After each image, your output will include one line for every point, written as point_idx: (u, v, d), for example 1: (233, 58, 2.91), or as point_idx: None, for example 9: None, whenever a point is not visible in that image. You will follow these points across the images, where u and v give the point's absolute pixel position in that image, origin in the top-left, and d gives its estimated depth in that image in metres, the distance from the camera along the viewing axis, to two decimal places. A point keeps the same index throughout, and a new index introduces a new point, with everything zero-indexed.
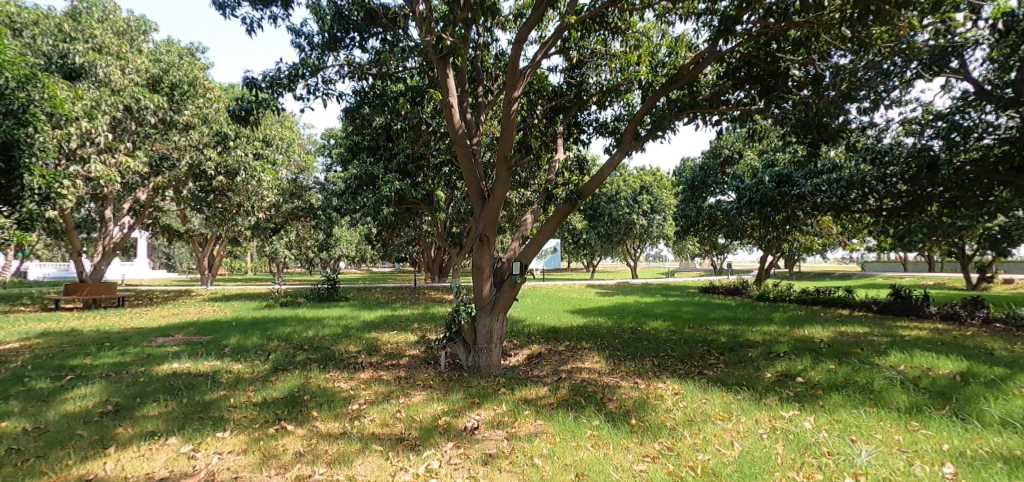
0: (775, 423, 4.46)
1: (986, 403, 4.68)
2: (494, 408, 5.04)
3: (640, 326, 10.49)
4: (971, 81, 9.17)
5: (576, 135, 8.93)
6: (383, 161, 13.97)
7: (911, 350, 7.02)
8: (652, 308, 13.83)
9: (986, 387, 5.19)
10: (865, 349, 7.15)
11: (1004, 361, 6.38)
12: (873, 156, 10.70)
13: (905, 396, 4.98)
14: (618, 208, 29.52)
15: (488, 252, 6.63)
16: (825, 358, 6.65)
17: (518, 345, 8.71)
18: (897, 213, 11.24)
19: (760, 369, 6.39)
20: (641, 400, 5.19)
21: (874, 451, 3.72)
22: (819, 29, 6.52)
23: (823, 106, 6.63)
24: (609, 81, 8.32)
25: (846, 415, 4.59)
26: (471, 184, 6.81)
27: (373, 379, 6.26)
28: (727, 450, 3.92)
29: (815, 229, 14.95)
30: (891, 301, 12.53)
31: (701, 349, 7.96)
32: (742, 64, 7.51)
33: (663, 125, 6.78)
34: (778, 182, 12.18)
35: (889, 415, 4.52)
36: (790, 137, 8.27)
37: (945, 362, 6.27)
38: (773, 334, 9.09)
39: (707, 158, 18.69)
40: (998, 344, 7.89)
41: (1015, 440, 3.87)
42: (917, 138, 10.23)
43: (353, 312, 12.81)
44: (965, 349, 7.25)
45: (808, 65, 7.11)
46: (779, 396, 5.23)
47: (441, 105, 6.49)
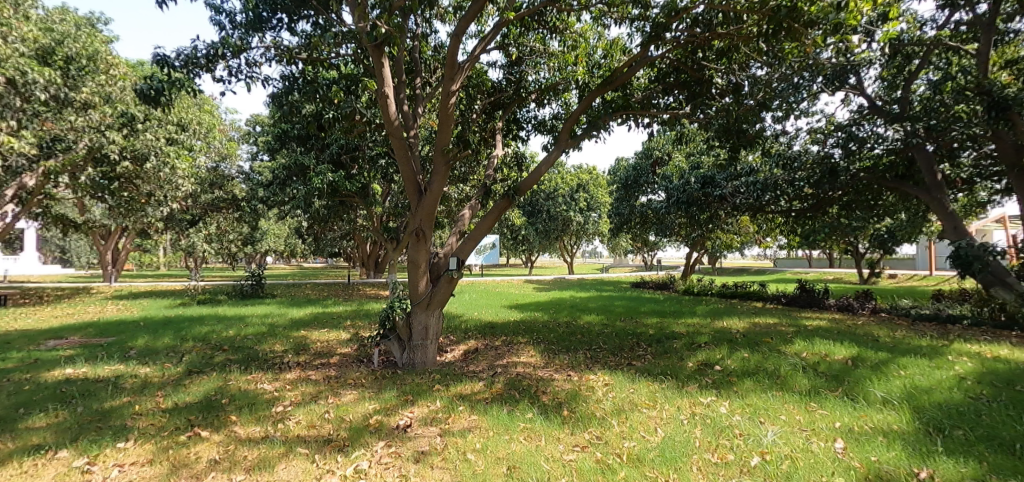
0: (695, 409, 4.76)
1: (872, 384, 5.27)
2: (428, 405, 4.99)
3: (575, 320, 10.78)
4: (866, 96, 10.25)
5: (515, 131, 9.05)
6: (314, 151, 13.37)
7: (814, 338, 7.73)
8: (586, 302, 14.27)
9: (872, 370, 5.83)
10: (775, 338, 7.81)
11: (887, 346, 7.20)
12: (783, 162, 11.68)
13: (806, 380, 5.49)
14: (556, 205, 30.13)
15: (425, 247, 6.52)
16: (740, 347, 7.19)
17: (455, 341, 8.67)
18: (804, 214, 12.42)
19: (684, 358, 6.80)
20: (573, 392, 5.35)
21: (779, 431, 4.08)
22: (739, 40, 6.90)
23: (742, 113, 7.17)
24: (548, 79, 8.48)
25: (756, 398, 4.98)
26: (406, 178, 6.63)
27: (299, 380, 5.98)
28: (651, 436, 4.13)
29: (736, 228, 16.07)
30: (797, 294, 13.76)
31: (631, 341, 8.32)
32: (671, 70, 7.93)
33: (598, 125, 7.01)
34: (702, 183, 13.06)
35: (793, 398, 4.96)
36: (714, 141, 8.81)
37: (840, 348, 6.98)
38: (696, 326, 9.68)
39: (640, 158, 19.53)
40: (884, 331, 8.86)
41: (892, 416, 4.37)
42: (821, 146, 11.22)
43: (280, 310, 12.16)
44: (856, 337, 8.09)
45: (730, 74, 7.54)
46: (699, 384, 5.59)
47: (376, 95, 6.26)
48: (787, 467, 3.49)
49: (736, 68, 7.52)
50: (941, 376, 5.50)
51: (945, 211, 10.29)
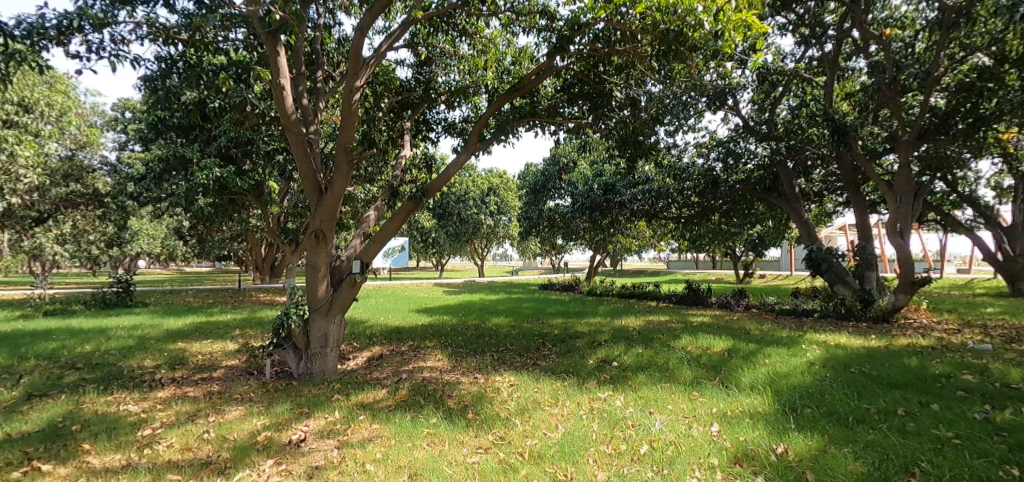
0: (593, 404, 5.01)
1: (743, 372, 5.91)
2: (326, 416, 4.72)
3: (483, 322, 10.83)
4: (742, 116, 11.52)
5: (425, 132, 8.94)
6: (198, 143, 12.09)
7: (698, 333, 8.50)
8: (495, 304, 14.42)
9: (743, 359, 6.55)
10: (666, 334, 8.47)
11: (756, 338, 8.14)
12: (675, 173, 12.75)
13: (690, 371, 6.01)
14: (467, 208, 30.14)
15: (326, 250, 6.17)
16: (636, 344, 7.70)
17: (358, 347, 8.31)
18: (691, 220, 13.66)
19: (585, 356, 7.12)
20: (479, 394, 5.37)
21: (666, 420, 4.42)
22: (634, 58, 7.39)
23: (638, 126, 7.73)
24: (458, 82, 8.47)
25: (648, 391, 5.36)
26: (305, 176, 6.21)
27: (174, 398, 5.35)
28: (552, 433, 4.27)
29: (634, 232, 17.20)
30: (685, 293, 15.05)
31: (537, 341, 8.56)
32: (575, 81, 8.32)
33: (507, 130, 7.13)
34: (604, 190, 13.94)
35: (679, 388, 5.41)
36: (614, 151, 9.38)
37: (720, 341, 7.74)
38: (597, 324, 10.20)
39: (548, 164, 20.20)
40: (755, 325, 9.99)
41: (758, 400, 4.93)
42: (706, 159, 12.41)
43: (153, 320, 10.80)
44: (733, 331, 9.03)
45: (628, 89, 8.03)
46: (598, 380, 5.88)
47: (271, 86, 5.78)
48: (672, 452, 3.79)
49: (633, 83, 8.02)
50: (797, 362, 6.32)
51: (802, 219, 11.87)
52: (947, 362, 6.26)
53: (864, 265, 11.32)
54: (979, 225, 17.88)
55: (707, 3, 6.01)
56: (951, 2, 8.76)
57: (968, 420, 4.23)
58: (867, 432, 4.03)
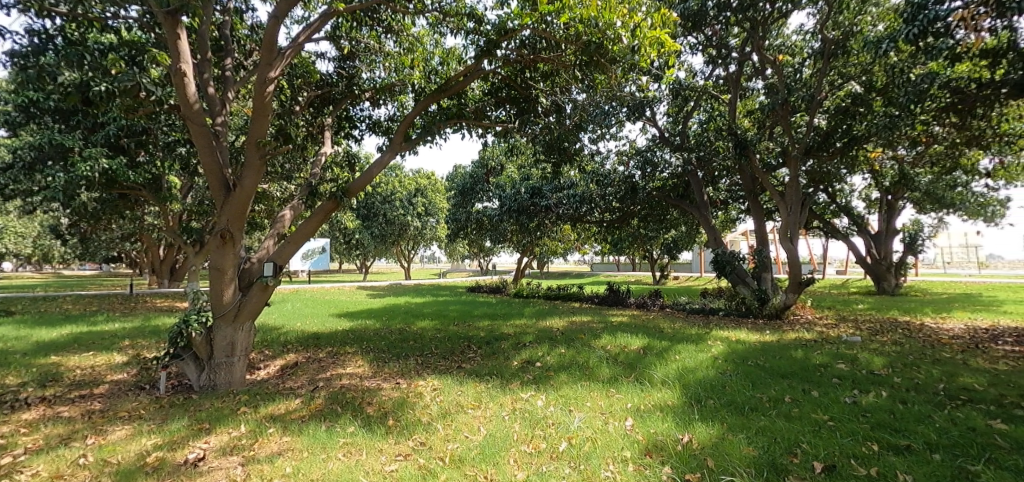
0: (515, 405, 5.07)
1: (656, 368, 6.27)
2: (230, 432, 4.37)
3: (408, 326, 10.60)
4: (658, 128, 12.24)
5: (348, 129, 8.62)
6: (81, 130, 10.75)
7: (618, 332, 8.90)
8: (421, 307, 14.16)
9: (657, 356, 6.95)
10: (587, 334, 8.78)
11: (669, 336, 8.67)
12: (597, 179, 13.28)
13: (608, 369, 6.28)
14: (392, 209, 29.33)
15: (234, 251, 5.72)
16: (559, 344, 7.90)
17: (270, 355, 7.79)
18: (612, 224, 14.29)
19: (509, 358, 7.19)
20: (400, 400, 5.23)
21: (584, 417, 4.58)
22: (558, 66, 7.59)
23: (562, 133, 7.98)
24: (383, 79, 8.24)
25: (568, 389, 5.53)
26: (209, 171, 5.71)
27: (44, 419, 4.70)
28: (474, 435, 4.26)
29: (559, 236, 17.65)
30: (606, 294, 15.69)
31: (462, 344, 8.51)
32: (502, 85, 8.40)
33: (432, 131, 7.03)
34: (531, 194, 14.22)
35: (597, 386, 5.62)
36: (540, 155, 9.58)
37: (636, 339, 8.16)
38: (523, 326, 10.35)
39: (476, 167, 20.25)
40: (668, 324, 10.64)
41: (668, 394, 5.25)
42: (626, 166, 13.05)
43: (21, 331, 9.42)
44: (648, 329, 9.54)
45: (553, 96, 8.22)
46: (521, 381, 5.96)
47: (171, 72, 5.26)
48: (588, 448, 3.94)
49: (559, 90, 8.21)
50: (703, 358, 6.80)
51: (710, 225, 12.81)
52: (826, 353, 7.04)
53: (761, 266, 12.38)
54: (853, 232, 20.28)
55: (625, 18, 6.32)
56: (830, 35, 9.92)
57: (841, 404, 4.79)
58: (760, 419, 4.43)
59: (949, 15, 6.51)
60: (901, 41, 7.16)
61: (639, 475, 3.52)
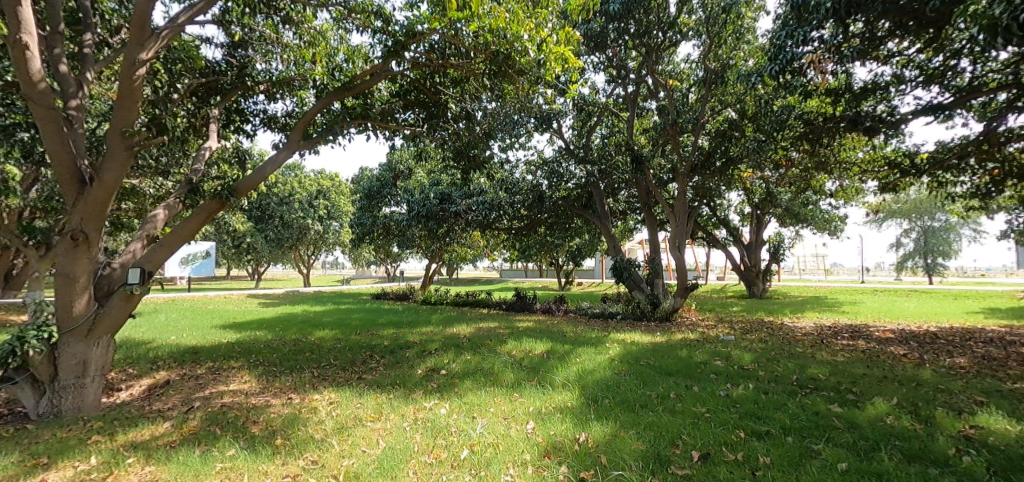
0: (417, 414, 4.95)
1: (557, 371, 6.48)
2: (76, 465, 3.77)
3: (305, 337, 9.92)
4: (564, 140, 12.78)
5: (239, 123, 7.94)
6: None
7: (523, 337, 9.07)
8: (319, 316, 13.33)
9: (559, 359, 7.20)
10: (494, 340, 8.84)
11: (571, 340, 9.03)
12: (506, 187, 13.50)
13: (512, 374, 6.37)
14: (290, 211, 27.37)
15: (90, 255, 4.96)
16: (465, 351, 7.87)
17: (136, 374, 6.86)
18: (520, 231, 14.63)
19: (414, 366, 7.02)
20: (291, 416, 4.87)
21: (486, 423, 4.59)
22: (467, 73, 7.59)
23: (472, 140, 8.05)
24: (281, 72, 7.70)
25: (472, 396, 5.52)
26: (58, 163, 4.89)
27: None
28: (371, 449, 4.09)
29: (468, 242, 17.65)
30: (513, 300, 15.94)
31: (364, 354, 8.14)
32: (411, 88, 8.26)
33: (335, 131, 6.67)
34: (440, 200, 14.07)
35: (500, 391, 5.68)
36: (449, 161, 9.54)
37: (540, 344, 8.38)
38: (429, 334, 10.15)
39: (384, 170, 19.59)
40: (571, 328, 11.07)
41: (567, 395, 5.45)
42: (533, 176, 13.43)
43: None
44: (552, 334, 9.85)
45: (462, 103, 8.21)
46: (425, 389, 5.84)
47: (8, 42, 4.41)
48: (489, 453, 3.96)
49: (471, 97, 8.21)
50: (601, 359, 7.18)
51: (610, 234, 13.60)
52: (707, 352, 7.77)
53: (654, 272, 13.37)
54: (730, 242, 22.63)
55: (532, 32, 6.54)
56: (712, 66, 11.08)
57: (716, 396, 5.31)
58: (648, 415, 4.77)
59: (802, 57, 7.56)
60: (766, 76, 8.18)
61: (537, 476, 3.60)
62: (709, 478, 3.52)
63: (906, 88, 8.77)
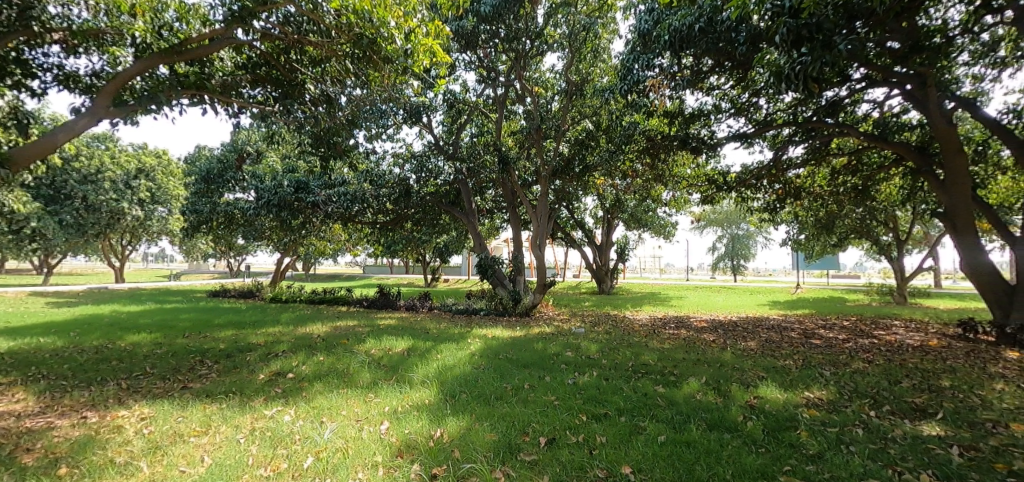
0: (255, 424, 4.47)
1: (417, 369, 6.37)
2: None
3: (114, 342, 8.33)
4: (432, 135, 12.62)
5: (21, 78, 6.37)
6: None
7: (383, 335, 8.75)
8: (137, 318, 11.32)
9: (419, 357, 7.09)
10: (351, 339, 8.39)
11: (433, 336, 8.96)
12: (370, 179, 12.90)
13: (368, 373, 6.10)
14: (99, 192, 22.78)
15: None
16: (317, 352, 7.33)
17: None
18: (385, 226, 14.15)
19: (255, 371, 6.32)
20: (86, 439, 4.04)
21: (336, 427, 4.33)
22: (329, 54, 7.05)
23: (332, 126, 7.50)
24: (86, 22, 6.36)
25: (321, 399, 5.15)
26: None
27: None
28: (193, 468, 3.59)
29: (328, 236, 16.51)
30: (376, 297, 15.33)
31: (193, 359, 7.10)
32: (262, 62, 7.43)
33: (158, 100, 5.69)
34: (295, 188, 12.91)
35: (354, 392, 5.39)
36: (306, 146, 8.79)
37: (401, 342, 8.16)
38: (276, 334, 9.24)
39: (226, 151, 17.34)
40: (434, 324, 10.98)
41: (426, 393, 5.39)
42: (401, 169, 13.04)
43: None
44: (414, 331, 9.68)
45: (321, 85, 7.60)
46: (267, 396, 5.30)
47: None
48: (336, 459, 3.74)
49: (333, 80, 7.53)
50: (462, 355, 7.25)
51: (476, 231, 13.81)
52: (560, 344, 8.32)
53: (516, 270, 13.91)
54: (584, 242, 24.56)
55: (400, 21, 6.29)
56: (573, 78, 11.94)
57: (566, 385, 5.71)
58: (503, 407, 4.93)
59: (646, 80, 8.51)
60: (617, 93, 9.04)
61: (387, 478, 3.50)
62: (553, 461, 3.76)
63: (722, 117, 10.39)
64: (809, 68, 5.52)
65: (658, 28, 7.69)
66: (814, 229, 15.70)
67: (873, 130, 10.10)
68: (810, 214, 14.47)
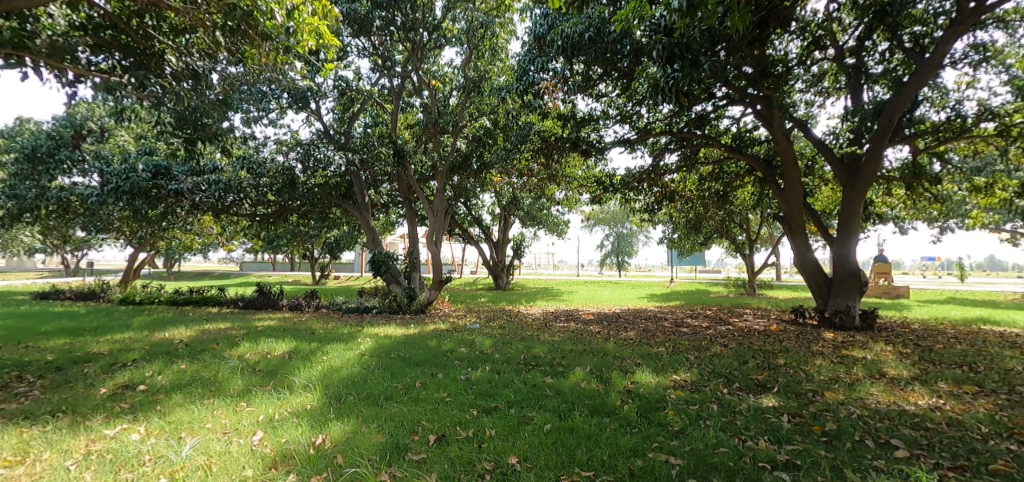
0: (93, 446, 3.85)
1: (298, 372, 5.94)
2: None
3: None
4: (320, 122, 11.84)
5: None
6: None
7: (259, 338, 8.02)
8: None
9: (302, 359, 6.62)
10: (221, 343, 7.57)
11: (319, 337, 8.42)
12: (248, 166, 11.75)
13: (240, 380, 5.56)
14: None
15: None
16: (178, 359, 6.50)
17: None
18: (266, 219, 13.03)
19: (95, 385, 5.43)
20: None
21: (197, 442, 3.88)
22: (195, 24, 6.26)
23: (199, 105, 6.70)
24: None
25: (180, 413, 4.58)
26: None
27: None
28: None
29: (195, 228, 14.75)
30: (253, 297, 14.04)
31: (9, 375, 5.91)
32: (109, 25, 6.39)
33: None
34: (154, 174, 11.32)
35: (222, 402, 4.88)
36: (167, 126, 7.74)
37: (280, 344, 7.55)
38: (126, 341, 8.04)
39: (60, 126, 14.64)
40: (319, 325, 10.32)
41: (307, 397, 5.05)
42: (284, 158, 12.05)
43: None
44: (298, 332, 9.01)
45: (186, 58, 6.73)
46: (109, 413, 4.59)
47: None
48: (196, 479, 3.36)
49: (201, 54, 6.90)
50: (350, 356, 6.91)
51: (369, 226, 13.21)
52: (454, 340, 8.30)
53: (412, 266, 13.56)
54: (481, 239, 24.77)
55: None
56: (470, 74, 11.95)
57: (458, 381, 5.71)
58: (392, 407, 4.80)
59: (540, 82, 8.80)
60: (513, 93, 9.21)
61: None
62: (442, 458, 3.74)
63: (609, 123, 11.08)
64: (680, 83, 6.11)
65: (552, 33, 8.00)
66: (686, 229, 17.46)
67: (732, 142, 11.47)
68: (682, 215, 16.04)
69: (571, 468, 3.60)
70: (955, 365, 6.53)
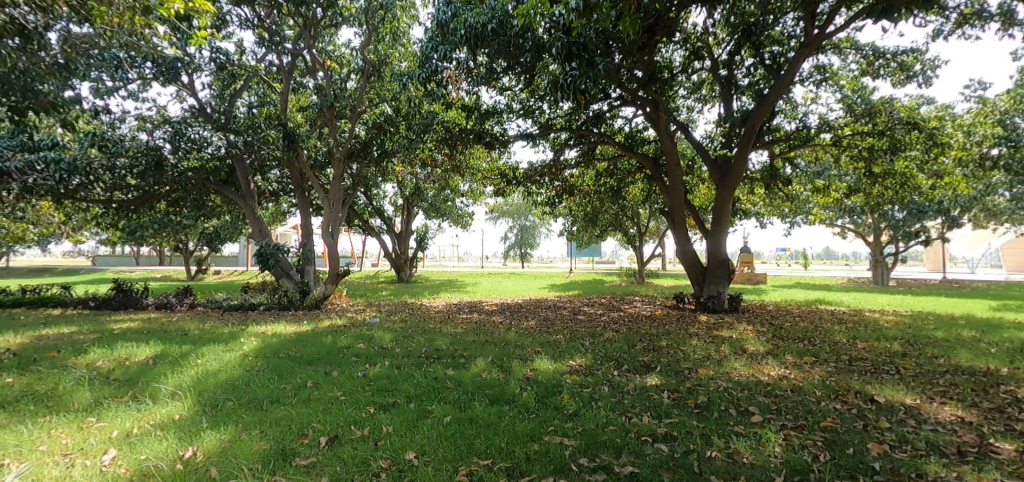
0: None
1: (164, 379, 5.27)
2: None
3: None
4: (195, 98, 10.54)
5: None
6: None
7: (116, 343, 6.98)
8: None
9: (169, 365, 5.88)
10: (64, 351, 6.46)
11: (192, 339, 7.54)
12: (100, 144, 10.13)
13: (88, 392, 4.80)
14: None
15: None
16: (3, 372, 5.43)
17: None
18: (125, 205, 11.36)
19: None
20: None
21: (26, 469, 3.28)
22: None
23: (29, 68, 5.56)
24: None
25: (3, 436, 3.83)
26: None
27: None
28: None
29: (31, 215, 12.47)
30: (109, 295, 12.23)
31: None
32: None
33: None
34: None
35: (63, 420, 4.17)
36: None
37: (143, 348, 6.64)
38: None
39: None
40: (193, 325, 9.26)
41: (176, 406, 4.51)
42: (148, 136, 10.56)
43: None
44: (166, 334, 8.00)
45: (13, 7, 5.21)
46: None
47: None
48: None
49: (33, 7, 5.38)
50: (230, 358, 6.29)
51: (256, 215, 12.05)
52: (351, 336, 7.92)
53: (305, 259, 12.67)
54: (383, 230, 23.94)
55: None
56: (369, 57, 11.38)
57: (354, 378, 5.46)
58: (278, 410, 4.45)
59: (443, 70, 8.63)
60: (415, 80, 8.93)
61: None
62: (333, 460, 3.55)
63: (513, 116, 11.20)
64: (577, 81, 6.31)
65: (455, 21, 7.88)
66: (583, 222, 18.35)
67: (624, 140, 12.20)
68: (581, 209, 16.82)
69: (470, 458, 3.61)
70: (799, 340, 7.62)
